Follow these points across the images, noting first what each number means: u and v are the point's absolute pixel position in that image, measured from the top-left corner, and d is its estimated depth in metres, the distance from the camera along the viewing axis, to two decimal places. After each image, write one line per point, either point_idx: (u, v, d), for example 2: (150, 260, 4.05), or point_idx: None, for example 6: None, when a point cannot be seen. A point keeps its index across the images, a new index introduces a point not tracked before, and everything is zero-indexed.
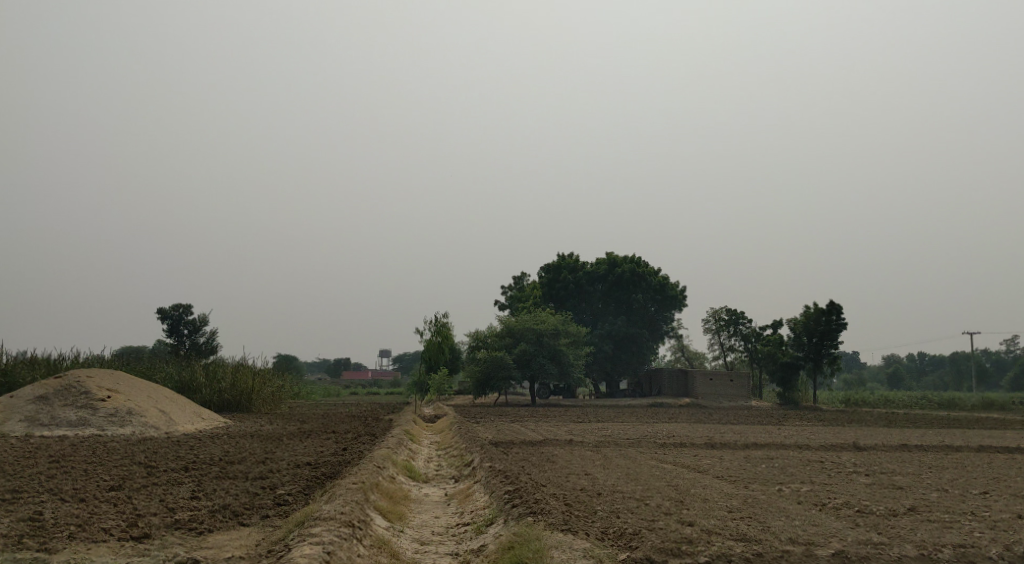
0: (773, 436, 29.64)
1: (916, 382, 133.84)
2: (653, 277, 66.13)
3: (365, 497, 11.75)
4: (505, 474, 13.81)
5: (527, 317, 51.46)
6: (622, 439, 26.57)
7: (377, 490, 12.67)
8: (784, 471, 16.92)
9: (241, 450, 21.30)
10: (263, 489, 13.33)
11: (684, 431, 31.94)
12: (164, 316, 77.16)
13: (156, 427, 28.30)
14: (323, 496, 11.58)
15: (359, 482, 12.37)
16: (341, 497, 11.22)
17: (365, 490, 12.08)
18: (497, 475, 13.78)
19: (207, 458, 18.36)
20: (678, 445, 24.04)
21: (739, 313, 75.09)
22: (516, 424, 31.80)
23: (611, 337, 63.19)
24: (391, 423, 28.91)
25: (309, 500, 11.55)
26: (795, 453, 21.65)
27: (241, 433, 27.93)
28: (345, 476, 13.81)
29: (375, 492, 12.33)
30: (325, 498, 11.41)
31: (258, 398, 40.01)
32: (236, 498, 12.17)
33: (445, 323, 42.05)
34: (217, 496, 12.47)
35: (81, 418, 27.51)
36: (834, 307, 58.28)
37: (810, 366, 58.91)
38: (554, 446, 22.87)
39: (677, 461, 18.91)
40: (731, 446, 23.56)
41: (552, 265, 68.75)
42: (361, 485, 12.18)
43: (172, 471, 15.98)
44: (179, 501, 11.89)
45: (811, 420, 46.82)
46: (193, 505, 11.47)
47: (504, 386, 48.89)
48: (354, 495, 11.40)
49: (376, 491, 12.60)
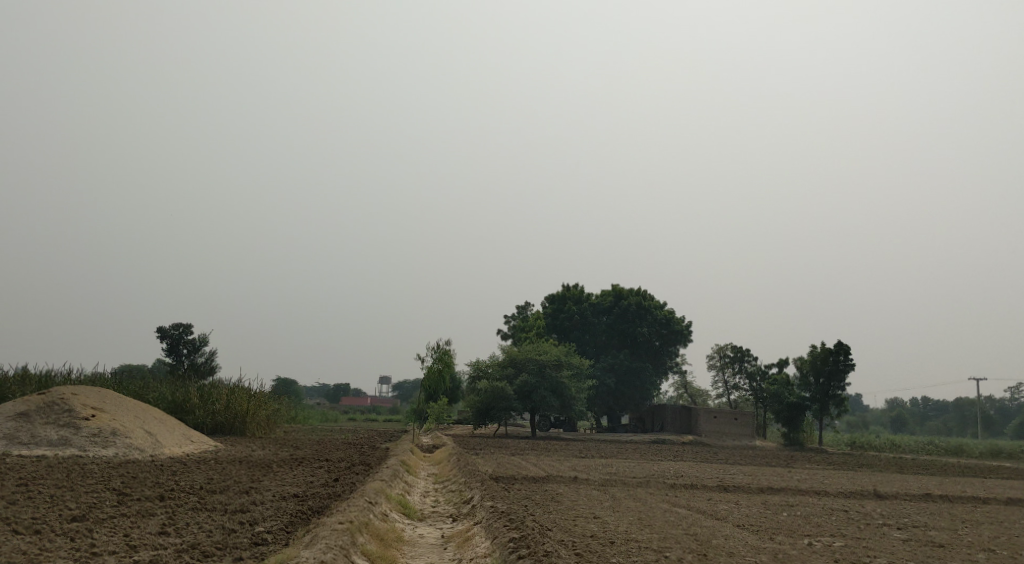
0: (786, 479, 28.30)
1: (920, 426, 132.07)
2: (659, 311, 65.00)
3: (351, 539, 10.52)
4: (509, 515, 12.55)
5: (530, 347, 50.27)
6: (629, 477, 25.26)
7: (367, 531, 11.40)
8: (808, 521, 15.63)
9: (225, 478, 20.00)
10: (241, 524, 12.07)
11: (691, 470, 30.68)
12: (163, 335, 75.95)
13: (141, 449, 27.00)
14: (305, 537, 10.35)
15: (347, 522, 11.11)
16: (324, 540, 10.00)
17: (353, 531, 10.81)
18: (500, 516, 12.52)
19: (186, 486, 17.09)
20: (688, 486, 22.75)
21: (745, 350, 73.73)
22: (518, 458, 30.51)
23: (613, 371, 61.88)
24: (387, 452, 27.66)
25: (289, 542, 10.31)
26: (814, 499, 20.36)
27: (229, 459, 26.61)
28: (332, 513, 12.53)
29: (364, 534, 11.10)
30: (305, 539, 10.19)
31: (252, 422, 38.74)
32: (208, 535, 10.91)
33: (447, 351, 40.80)
34: (188, 531, 11.22)
35: (62, 437, 26.28)
36: (842, 347, 56.95)
37: (817, 407, 57.61)
38: (559, 483, 21.58)
39: (691, 505, 17.67)
40: (744, 490, 22.26)
41: (557, 295, 67.76)
42: (349, 525, 10.93)
43: (144, 500, 14.72)
44: (143, 536, 10.65)
45: (821, 463, 45.36)
46: (160, 542, 10.25)
47: (504, 418, 47.59)
48: (338, 538, 10.19)
49: (366, 532, 11.33)
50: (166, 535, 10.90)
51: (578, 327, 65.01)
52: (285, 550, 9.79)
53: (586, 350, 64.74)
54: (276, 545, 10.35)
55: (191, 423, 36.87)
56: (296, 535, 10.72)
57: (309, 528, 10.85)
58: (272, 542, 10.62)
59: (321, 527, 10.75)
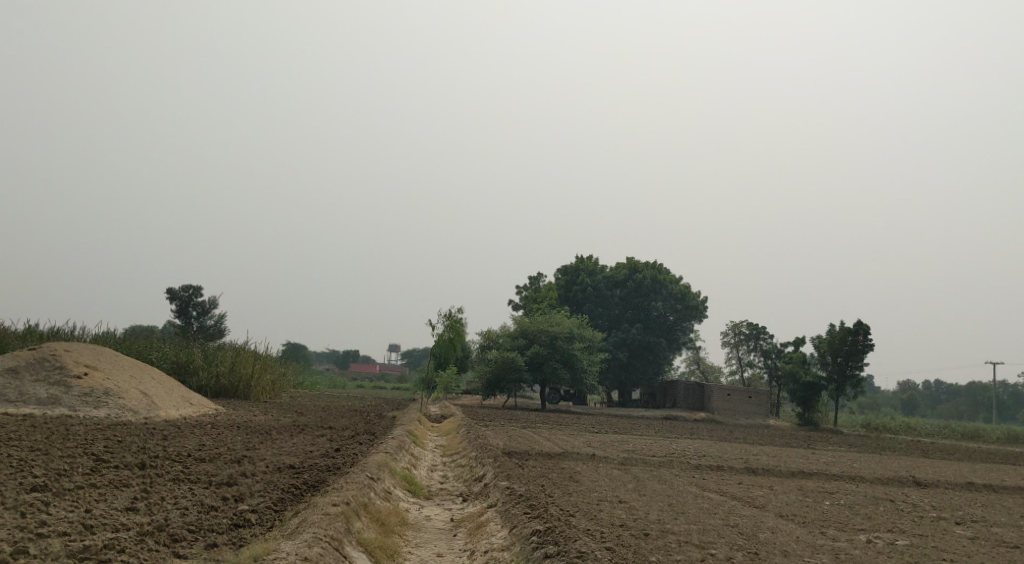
0: (811, 462, 26.70)
1: (931, 408, 130.22)
2: (675, 285, 63.31)
3: (346, 527, 9.08)
4: (527, 500, 11.06)
5: (542, 318, 48.66)
6: (649, 456, 23.70)
7: (365, 515, 9.92)
8: (856, 513, 14.09)
9: (218, 445, 18.58)
10: (224, 501, 10.61)
11: (709, 449, 29.24)
12: (173, 297, 74.79)
13: (135, 411, 25.67)
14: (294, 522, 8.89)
15: (343, 504, 9.62)
16: (313, 530, 8.53)
17: (349, 516, 9.34)
18: (518, 501, 11.03)
19: (171, 454, 15.65)
20: (713, 467, 21.19)
21: (761, 327, 71.97)
22: (529, 432, 29.04)
23: (626, 345, 60.29)
24: (394, 421, 26.28)
25: (274, 529, 8.87)
26: (851, 486, 18.75)
27: (225, 424, 25.20)
28: (327, 491, 11.05)
29: (364, 521, 9.63)
30: (295, 525, 8.74)
31: (257, 385, 37.42)
32: (183, 513, 9.46)
33: (458, 319, 39.26)
34: (161, 507, 9.76)
35: (52, 396, 24.92)
36: (861, 327, 55.24)
37: (833, 387, 55.89)
38: (575, 461, 20.08)
39: (721, 490, 16.16)
40: (773, 473, 20.67)
41: (571, 266, 66.21)
42: (345, 509, 9.44)
43: (123, 468, 13.29)
44: (107, 512, 9.20)
45: (841, 446, 43.77)
46: (126, 521, 8.82)
47: (515, 389, 46.22)
48: (330, 525, 8.74)
49: (364, 517, 9.84)
50: (133, 511, 9.44)
51: (591, 299, 63.45)
52: (266, 538, 8.31)
53: (599, 323, 63.17)
54: (260, 529, 8.90)
55: (195, 385, 35.58)
56: (286, 518, 9.27)
57: (300, 511, 9.38)
58: (257, 526, 9.18)
59: (312, 510, 9.32)
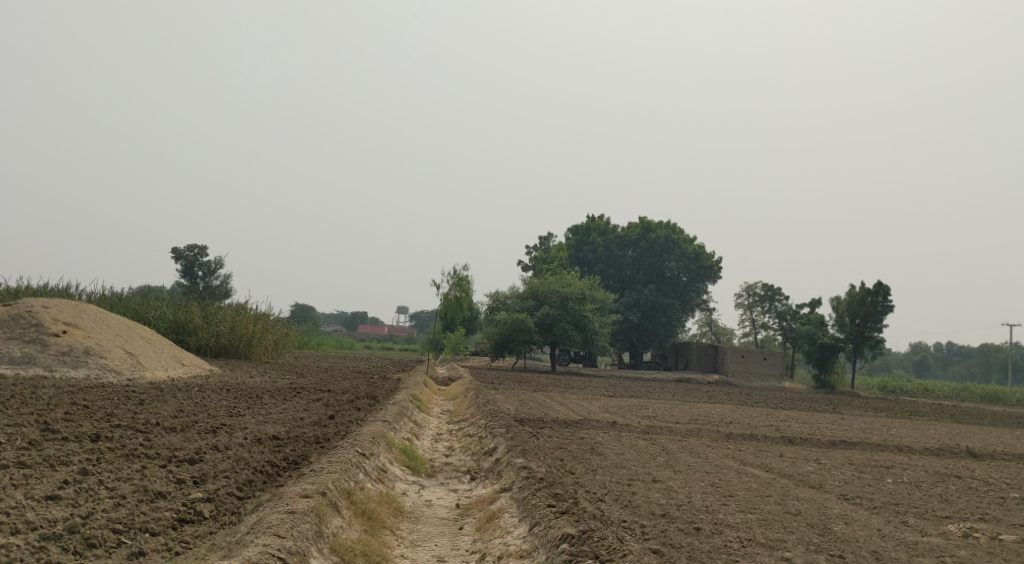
0: (847, 429, 24.76)
1: (944, 371, 128.67)
2: (688, 245, 61.04)
3: (311, 533, 7.37)
4: (551, 484, 9.10)
5: (553, 279, 46.51)
6: (674, 424, 21.66)
7: (344, 508, 8.08)
8: (930, 494, 12.03)
9: (198, 411, 16.66)
10: (176, 486, 8.66)
11: (733, 415, 27.32)
12: (178, 256, 72.94)
13: (117, 371, 23.85)
14: (244, 532, 7.09)
15: (314, 496, 7.82)
16: (262, 560, 6.68)
17: (317, 519, 7.53)
18: (537, 485, 9.10)
19: (137, 424, 13.62)
20: (747, 438, 19.12)
21: (777, 288, 69.72)
22: (542, 396, 27.05)
23: (638, 306, 58.17)
24: (397, 384, 24.40)
25: (222, 545, 6.98)
26: (906, 459, 16.63)
27: (216, 386, 23.36)
28: (304, 473, 9.13)
29: (339, 520, 7.76)
30: (244, 546, 6.90)
31: (258, 344, 35.51)
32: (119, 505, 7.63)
33: (465, 277, 37.08)
34: (96, 495, 7.90)
35: (27, 355, 23.09)
36: (882, 288, 53.02)
37: (851, 348, 53.68)
38: (595, 431, 18.17)
39: (766, 466, 14.08)
40: (813, 445, 18.56)
41: (581, 226, 64.04)
42: (315, 507, 7.63)
43: (71, 440, 11.30)
44: (22, 505, 7.33)
45: (866, 409, 41.69)
46: (36, 527, 6.96)
47: (525, 351, 44.37)
48: (287, 539, 6.99)
49: (342, 512, 8.03)
50: (54, 501, 7.53)
51: (603, 259, 61.24)
52: None
53: (610, 284, 60.97)
54: (204, 540, 7.05)
55: (192, 345, 33.70)
56: (243, 520, 7.39)
57: (259, 511, 7.50)
58: (203, 531, 7.31)
59: (274, 512, 7.45)
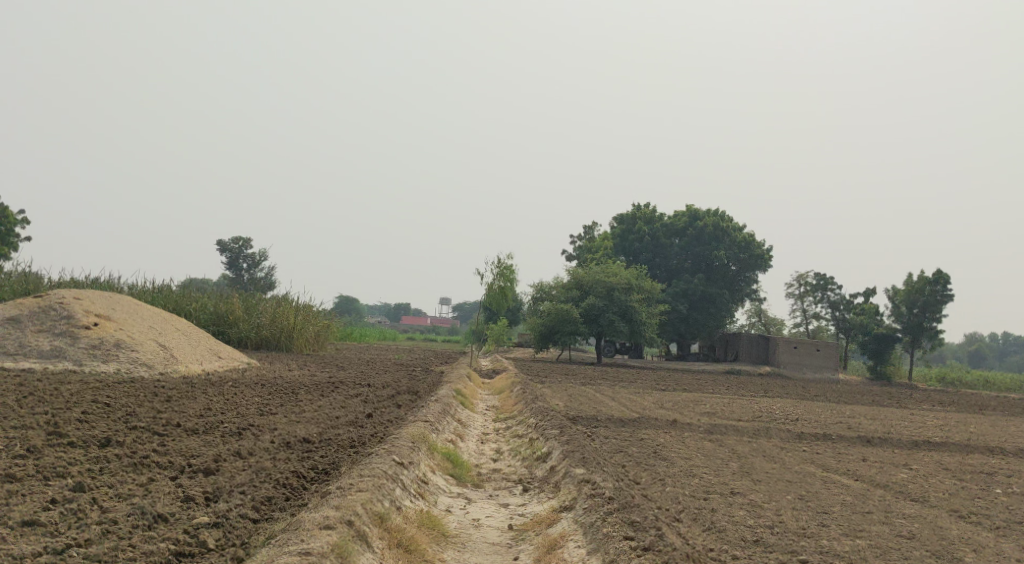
0: (922, 426, 22.93)
1: (1001, 363, 124.96)
2: (738, 233, 58.90)
3: None
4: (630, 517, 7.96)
5: (599, 269, 44.97)
6: (737, 422, 20.09)
7: (371, 541, 7.52)
8: None
9: (226, 409, 15.42)
10: (179, 511, 7.58)
11: (795, 411, 25.60)
12: (223, 248, 72.42)
13: (149, 364, 22.77)
14: None
15: (333, 524, 7.34)
16: None
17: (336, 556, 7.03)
18: (620, 514, 8.12)
19: (155, 425, 12.42)
20: (820, 439, 17.46)
21: (829, 277, 67.38)
22: (592, 390, 25.60)
23: (686, 296, 56.28)
24: (440, 377, 23.10)
25: None
26: (1004, 463, 14.90)
27: (250, 381, 22.23)
28: (329, 491, 8.10)
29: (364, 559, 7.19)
30: None
31: (300, 336, 34.45)
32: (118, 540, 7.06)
33: (509, 266, 35.64)
34: (91, 525, 7.19)
35: (57, 348, 22.13)
36: (941, 276, 50.75)
37: (908, 339, 51.47)
38: (653, 430, 16.67)
39: (852, 474, 12.50)
40: (894, 446, 16.86)
41: (627, 215, 62.27)
42: (337, 547, 7.09)
43: (77, 446, 10.10)
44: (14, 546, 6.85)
45: (929, 403, 39.63)
46: None
47: (570, 343, 42.90)
48: None
49: (369, 547, 7.47)
50: (46, 535, 7.03)
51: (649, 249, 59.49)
52: None
53: (656, 274, 59.18)
54: None
55: (232, 337, 32.70)
56: (250, 558, 6.94)
57: (269, 549, 6.99)
58: None
59: (285, 554, 6.91)
